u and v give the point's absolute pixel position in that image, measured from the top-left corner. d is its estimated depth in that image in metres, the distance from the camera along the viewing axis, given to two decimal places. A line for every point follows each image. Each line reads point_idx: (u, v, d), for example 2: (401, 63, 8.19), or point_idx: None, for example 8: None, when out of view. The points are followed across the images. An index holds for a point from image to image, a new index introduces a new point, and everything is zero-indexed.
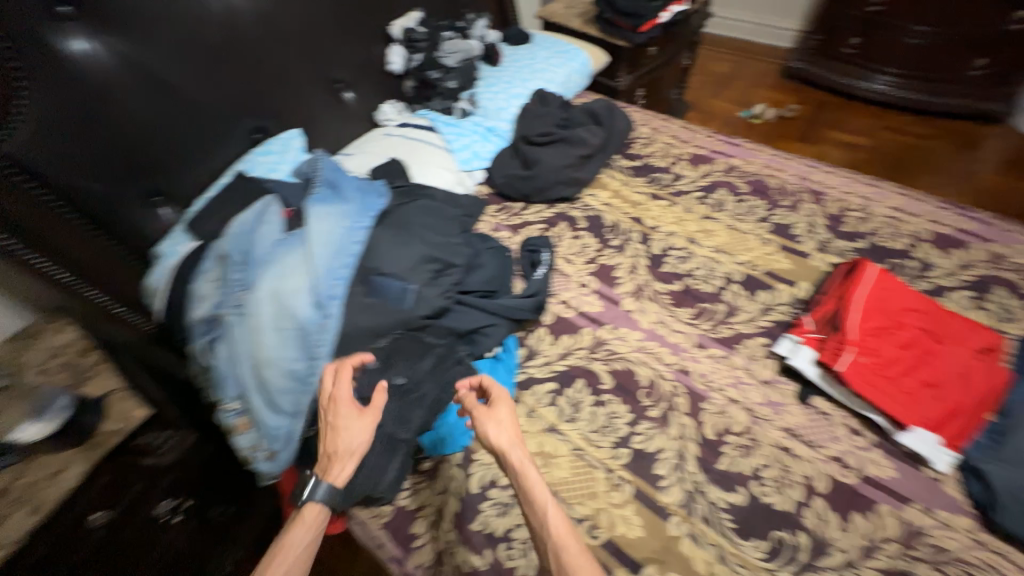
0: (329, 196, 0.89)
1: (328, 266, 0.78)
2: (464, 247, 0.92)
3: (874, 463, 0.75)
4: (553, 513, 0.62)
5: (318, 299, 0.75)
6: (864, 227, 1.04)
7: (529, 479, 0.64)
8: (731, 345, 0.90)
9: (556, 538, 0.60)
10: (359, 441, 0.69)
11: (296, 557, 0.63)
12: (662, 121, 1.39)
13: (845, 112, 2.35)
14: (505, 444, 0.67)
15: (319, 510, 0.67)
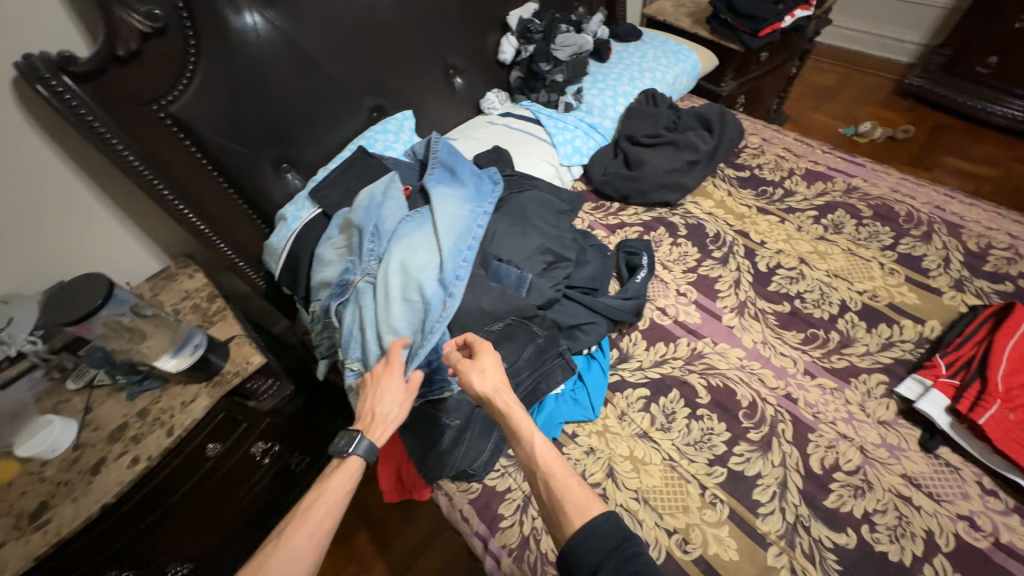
0: (447, 177, 0.95)
1: (454, 247, 0.84)
2: (574, 244, 0.97)
3: (1012, 530, 0.68)
4: (541, 447, 0.58)
5: (444, 276, 0.81)
6: (1011, 269, 0.93)
7: (515, 417, 0.60)
8: (846, 378, 0.84)
9: (543, 469, 0.56)
10: (394, 410, 0.68)
11: (325, 513, 0.58)
12: (773, 132, 1.32)
13: (968, 139, 2.11)
14: (489, 389, 0.62)
15: (356, 470, 0.62)
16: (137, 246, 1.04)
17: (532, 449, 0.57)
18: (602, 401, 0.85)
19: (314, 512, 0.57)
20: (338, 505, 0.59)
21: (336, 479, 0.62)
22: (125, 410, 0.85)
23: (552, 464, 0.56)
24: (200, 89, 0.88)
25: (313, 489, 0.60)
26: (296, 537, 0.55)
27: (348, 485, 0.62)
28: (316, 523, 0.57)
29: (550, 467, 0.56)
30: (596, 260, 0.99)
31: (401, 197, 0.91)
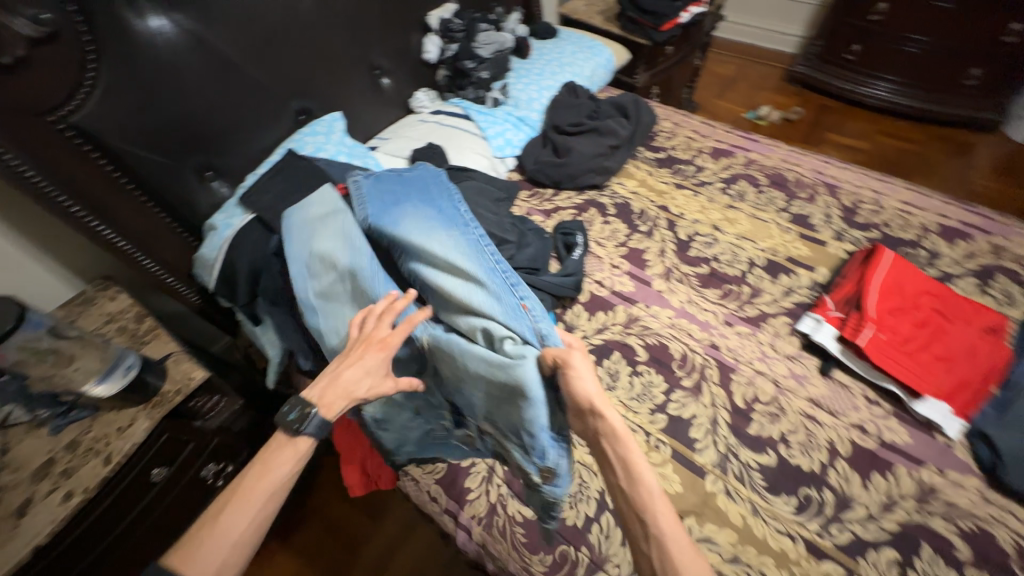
0: (401, 197, 0.89)
1: (486, 265, 0.80)
2: (513, 229, 1.04)
3: (891, 429, 0.82)
4: (655, 497, 0.54)
5: (505, 292, 0.77)
6: (876, 218, 1.11)
7: (631, 452, 0.56)
8: (757, 323, 0.96)
9: (656, 522, 0.53)
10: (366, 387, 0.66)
11: (277, 488, 0.59)
12: (682, 116, 1.46)
13: (846, 117, 2.44)
14: (602, 409, 0.59)
15: (306, 446, 0.62)
16: (44, 271, 0.96)
17: (648, 497, 0.54)
18: None
19: (258, 491, 0.58)
20: (285, 487, 0.60)
21: (284, 456, 0.61)
22: (50, 445, 0.78)
23: (670, 524, 0.52)
24: (105, 97, 0.83)
25: (257, 464, 0.60)
26: (225, 517, 0.56)
27: (297, 461, 0.62)
28: (247, 507, 0.57)
29: (665, 526, 0.52)
30: (531, 242, 1.05)
31: (365, 246, 0.85)
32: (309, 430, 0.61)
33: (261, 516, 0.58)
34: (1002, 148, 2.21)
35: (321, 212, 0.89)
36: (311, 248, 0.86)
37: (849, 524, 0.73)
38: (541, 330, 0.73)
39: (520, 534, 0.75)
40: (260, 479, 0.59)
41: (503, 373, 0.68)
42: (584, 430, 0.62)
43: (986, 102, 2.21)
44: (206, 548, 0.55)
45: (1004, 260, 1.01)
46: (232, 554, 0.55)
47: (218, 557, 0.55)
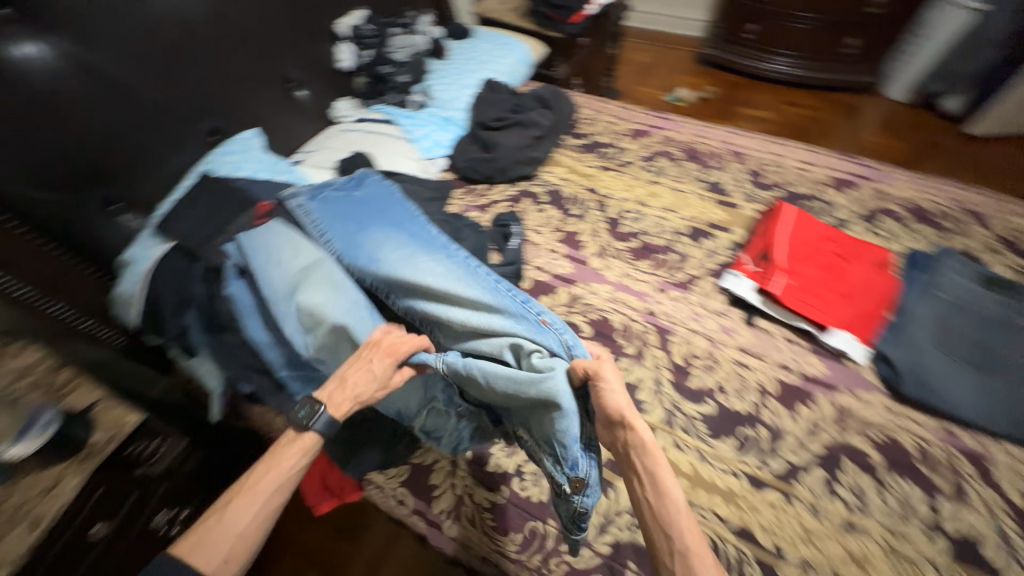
0: (378, 232, 0.95)
1: (493, 291, 0.84)
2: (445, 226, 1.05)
3: (810, 363, 0.90)
4: (680, 514, 0.58)
5: (516, 309, 0.80)
6: (779, 178, 1.22)
7: (660, 467, 0.60)
8: (687, 286, 1.03)
9: (681, 539, 0.57)
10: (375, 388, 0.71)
11: (282, 481, 0.65)
12: (601, 103, 1.53)
13: (753, 92, 2.64)
14: (632, 420, 0.62)
15: (313, 443, 0.67)
16: None
17: (672, 515, 0.58)
18: None
19: (263, 485, 0.64)
20: (288, 481, 0.65)
21: (290, 451, 0.67)
22: None
23: (695, 544, 0.56)
24: None
25: (266, 460, 0.66)
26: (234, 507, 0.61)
27: (302, 455, 0.67)
28: (253, 499, 0.62)
29: (690, 544, 0.56)
30: (466, 236, 1.07)
31: (359, 292, 0.86)
32: (318, 427, 0.67)
33: (266, 508, 0.63)
34: (884, 107, 2.49)
35: (298, 263, 0.88)
36: (297, 301, 0.83)
37: (783, 454, 0.80)
38: (567, 341, 0.73)
39: (488, 518, 0.78)
40: (268, 474, 0.65)
41: (532, 388, 0.66)
42: (613, 441, 0.66)
43: (866, 68, 2.48)
44: (215, 536, 0.60)
45: (886, 202, 1.14)
46: (237, 543, 0.60)
47: (225, 544, 0.59)
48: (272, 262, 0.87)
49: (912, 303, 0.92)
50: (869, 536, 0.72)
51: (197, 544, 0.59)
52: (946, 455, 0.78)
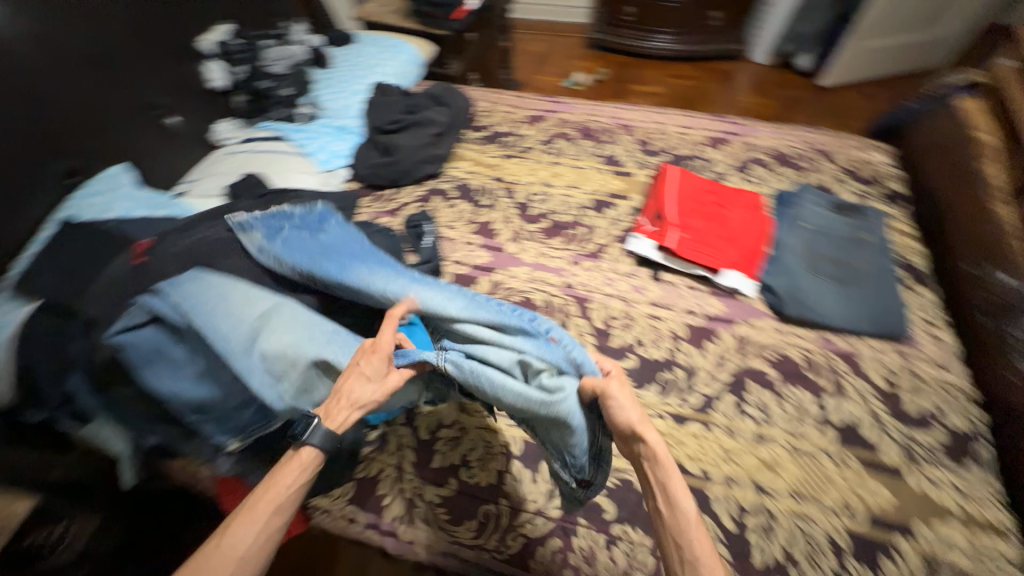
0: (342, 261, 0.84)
1: (492, 310, 0.75)
2: None
3: (711, 304, 1.00)
4: (694, 528, 0.57)
5: (514, 321, 0.73)
6: (664, 144, 1.33)
7: (672, 479, 0.60)
8: (597, 255, 1.10)
9: (694, 554, 0.56)
10: (374, 395, 0.68)
11: (282, 500, 0.62)
12: (496, 94, 1.56)
13: (641, 69, 2.83)
14: (644, 433, 0.60)
15: (312, 459, 0.65)
16: None
17: (685, 530, 0.57)
18: None
19: (261, 506, 0.60)
20: (287, 502, 0.62)
21: (287, 470, 0.64)
22: None
23: (709, 556, 0.56)
24: None
25: (265, 480, 0.63)
26: (233, 531, 0.58)
27: (302, 472, 0.64)
28: (253, 523, 0.59)
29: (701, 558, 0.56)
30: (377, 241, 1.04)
31: (335, 326, 0.79)
32: (313, 443, 0.64)
33: (268, 529, 0.60)
34: (752, 70, 2.78)
35: (255, 310, 0.77)
36: (261, 349, 0.73)
37: (698, 388, 0.89)
38: (576, 358, 0.68)
39: (440, 513, 0.78)
40: (269, 494, 0.62)
41: (543, 409, 0.64)
42: (626, 452, 0.64)
43: (731, 37, 2.75)
44: (216, 562, 0.57)
45: (754, 152, 1.29)
46: (239, 567, 0.57)
47: (228, 567, 0.57)
48: (222, 313, 0.75)
49: (784, 236, 1.05)
50: (775, 442, 0.82)
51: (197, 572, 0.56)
52: (826, 359, 0.91)
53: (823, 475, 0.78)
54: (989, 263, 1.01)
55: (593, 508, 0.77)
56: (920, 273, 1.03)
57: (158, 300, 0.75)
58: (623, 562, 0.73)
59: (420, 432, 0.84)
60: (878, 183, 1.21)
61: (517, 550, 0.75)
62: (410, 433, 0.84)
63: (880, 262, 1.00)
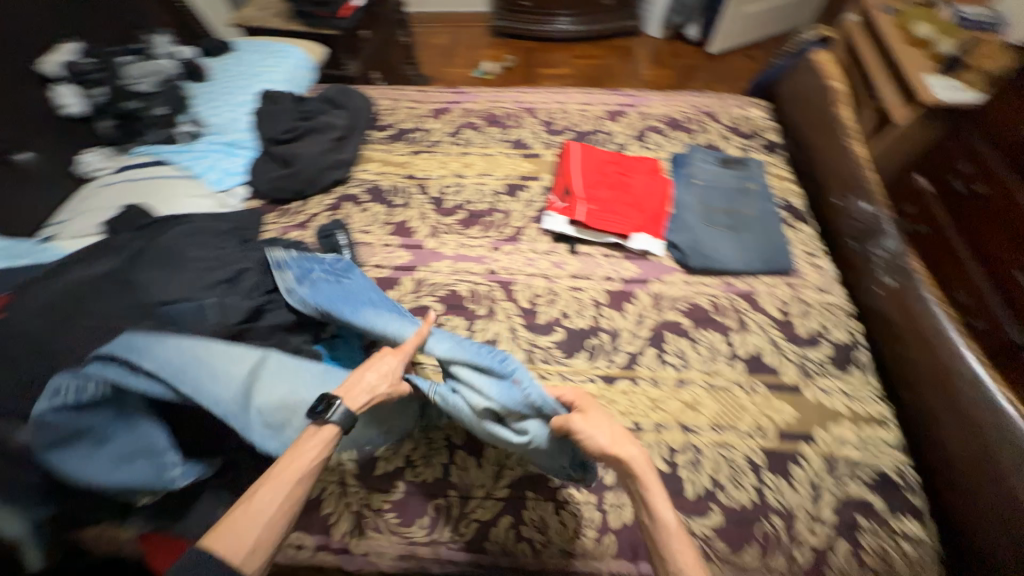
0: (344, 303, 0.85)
1: (475, 353, 0.78)
2: (254, 251, 0.96)
3: (626, 268, 1.06)
4: (675, 535, 0.63)
5: (490, 363, 0.76)
6: (567, 122, 1.37)
7: (653, 493, 0.66)
8: (516, 238, 1.12)
9: (678, 558, 0.61)
10: (383, 386, 0.73)
11: (304, 471, 0.62)
12: (397, 91, 1.53)
13: (547, 52, 2.88)
14: (617, 449, 0.67)
15: (331, 437, 0.66)
16: None
17: (667, 536, 0.63)
18: (361, 358, 0.88)
19: (280, 476, 0.61)
20: (309, 473, 0.63)
21: (309, 442, 0.65)
22: None
23: (691, 557, 0.61)
24: None
25: (286, 452, 0.64)
26: (259, 498, 0.59)
27: (321, 447, 0.65)
28: (277, 491, 0.60)
29: (682, 560, 0.61)
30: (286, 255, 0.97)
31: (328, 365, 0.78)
32: (337, 419, 0.66)
33: (291, 499, 0.60)
34: (648, 44, 2.93)
35: (243, 367, 0.73)
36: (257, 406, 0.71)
37: (623, 348, 0.94)
38: (534, 400, 0.72)
39: (391, 517, 0.77)
40: (293, 465, 0.62)
41: (511, 441, 0.73)
42: None
43: (625, 14, 2.87)
44: (242, 524, 0.57)
45: (649, 121, 1.37)
46: (262, 537, 0.57)
47: (253, 537, 0.56)
48: (209, 376, 0.70)
49: (682, 196, 1.14)
50: (694, 384, 0.89)
51: (220, 541, 0.55)
52: (729, 301, 1.00)
53: (737, 404, 0.87)
54: (851, 194, 1.16)
55: (539, 479, 0.80)
56: (799, 211, 1.15)
57: (126, 369, 0.67)
58: (573, 523, 0.76)
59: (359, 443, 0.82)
60: (757, 136, 1.33)
61: (472, 536, 0.76)
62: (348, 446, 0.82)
63: (764, 207, 1.11)
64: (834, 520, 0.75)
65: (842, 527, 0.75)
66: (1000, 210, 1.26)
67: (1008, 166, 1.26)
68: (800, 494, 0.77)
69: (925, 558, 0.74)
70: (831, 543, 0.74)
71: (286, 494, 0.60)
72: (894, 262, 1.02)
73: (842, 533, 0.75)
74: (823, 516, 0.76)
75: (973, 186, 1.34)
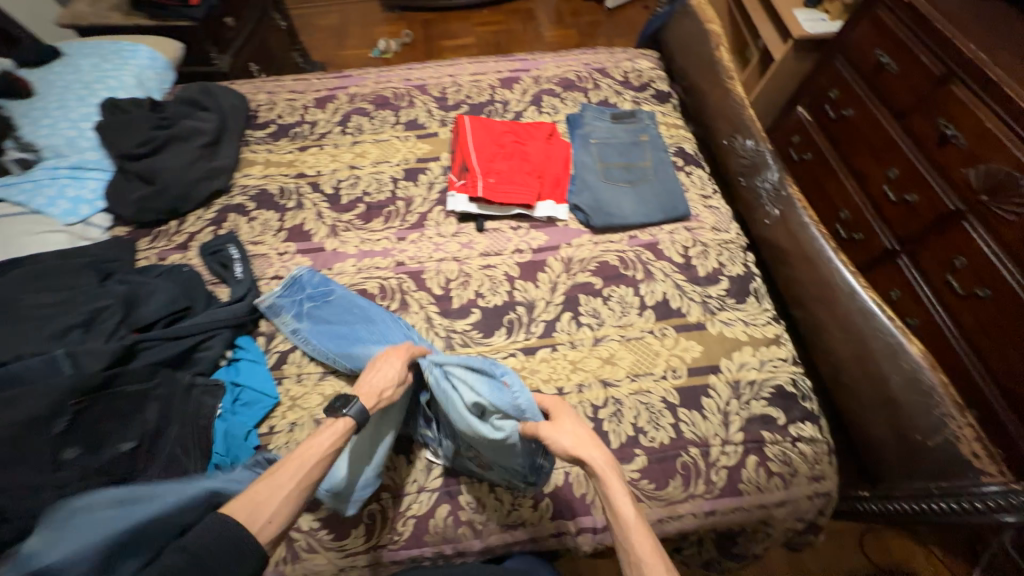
0: (342, 339, 0.88)
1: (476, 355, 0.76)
2: (117, 287, 0.86)
3: (534, 238, 1.06)
4: (635, 532, 0.60)
5: (484, 361, 0.74)
6: (460, 95, 1.32)
7: (614, 494, 0.63)
8: (421, 225, 1.08)
9: (636, 553, 0.58)
10: (392, 387, 0.74)
11: (324, 455, 0.63)
12: (273, 82, 1.39)
13: (445, 22, 2.75)
14: (581, 449, 0.66)
15: (344, 428, 0.67)
16: None
17: (626, 532, 0.60)
18: (269, 380, 0.86)
19: (299, 458, 0.62)
20: (330, 459, 0.64)
21: (326, 430, 0.66)
22: None
23: (650, 553, 0.58)
24: None
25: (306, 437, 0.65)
26: (279, 474, 0.59)
27: (340, 438, 0.66)
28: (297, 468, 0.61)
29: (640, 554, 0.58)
30: (160, 284, 0.89)
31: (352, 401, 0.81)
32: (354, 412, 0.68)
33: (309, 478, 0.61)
34: (547, 3, 2.87)
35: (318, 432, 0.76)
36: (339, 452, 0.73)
37: (540, 318, 0.95)
38: (520, 403, 0.68)
39: (322, 534, 0.75)
40: (315, 445, 0.64)
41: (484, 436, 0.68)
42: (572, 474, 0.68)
43: None
44: (263, 496, 0.57)
45: (543, 84, 1.34)
46: (277, 513, 0.56)
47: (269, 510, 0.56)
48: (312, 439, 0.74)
49: (581, 157, 1.14)
50: (610, 340, 0.92)
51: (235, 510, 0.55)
52: (635, 254, 1.03)
53: (650, 351, 0.90)
54: (737, 134, 1.21)
55: None
56: (692, 156, 1.19)
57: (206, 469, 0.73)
58: (508, 496, 0.78)
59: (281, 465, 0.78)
60: (648, 87, 1.35)
61: (410, 533, 0.76)
62: None
63: (657, 157, 1.14)
64: (743, 439, 0.82)
65: (750, 444, 0.82)
66: (865, 129, 1.37)
67: (869, 87, 1.37)
68: (713, 422, 0.83)
69: (821, 455, 0.83)
70: (742, 461, 0.81)
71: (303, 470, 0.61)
72: (777, 192, 1.09)
73: (750, 449, 0.81)
74: (734, 438, 0.82)
75: (843, 110, 1.44)
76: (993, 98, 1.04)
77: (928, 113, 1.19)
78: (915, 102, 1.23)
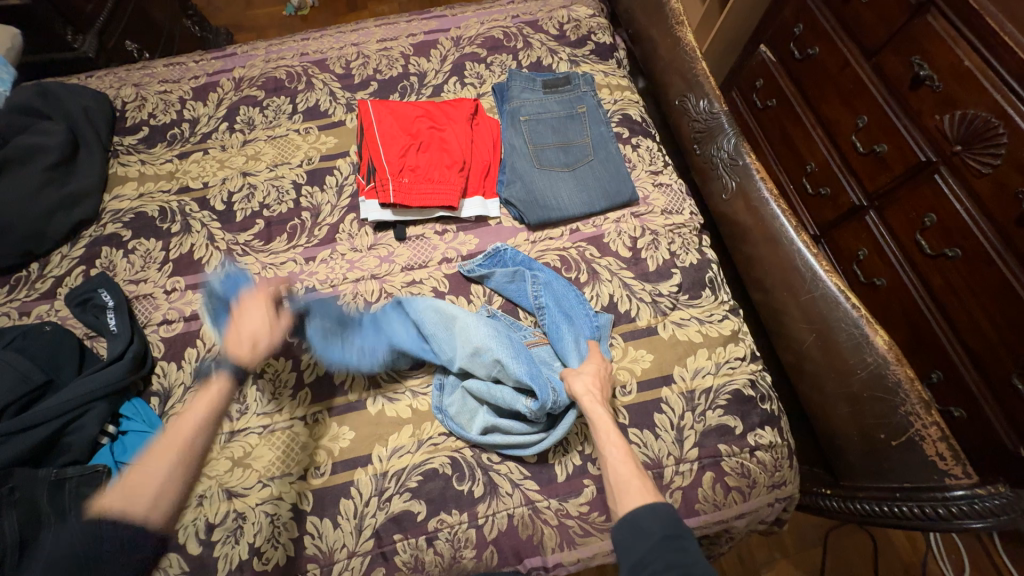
0: (508, 341, 0.78)
1: (496, 428, 0.76)
2: None
3: (462, 243, 0.93)
4: (612, 444, 0.65)
5: (485, 420, 0.76)
6: (368, 70, 1.12)
7: (598, 423, 0.68)
8: (332, 238, 0.93)
9: (618, 471, 0.63)
10: (263, 331, 0.74)
11: (199, 420, 0.71)
12: (140, 71, 1.15)
13: None
14: (582, 390, 0.71)
15: (218, 391, 0.72)
16: None
17: (607, 452, 0.65)
18: None
19: (183, 433, 0.69)
20: (202, 431, 0.71)
21: (202, 399, 0.71)
22: None
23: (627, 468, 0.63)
24: None
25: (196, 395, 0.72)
26: (159, 450, 0.67)
27: (211, 406, 0.71)
28: (177, 441, 0.68)
29: (609, 452, 0.65)
30: (3, 359, 0.74)
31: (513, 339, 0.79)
32: (225, 375, 0.73)
33: (191, 446, 0.70)
34: None
35: (473, 341, 0.77)
36: (479, 351, 0.76)
37: None
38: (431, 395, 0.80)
39: None
40: (195, 414, 0.70)
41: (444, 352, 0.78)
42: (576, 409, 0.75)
43: None
44: (143, 477, 0.65)
45: (465, 48, 1.14)
46: (160, 493, 0.66)
47: (158, 477, 0.66)
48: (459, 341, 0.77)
49: (510, 139, 0.99)
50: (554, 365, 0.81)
51: (115, 501, 0.63)
52: (578, 251, 0.91)
53: None
54: (690, 93, 1.06)
55: (404, 518, 0.72)
56: (638, 123, 1.04)
57: None
58: (449, 549, 0.71)
59: (187, 548, 0.70)
60: (587, 41, 1.16)
61: None
62: (175, 557, 0.69)
63: (598, 132, 0.99)
64: (698, 456, 0.76)
65: (706, 460, 0.76)
66: (833, 71, 1.22)
67: (838, 20, 1.20)
68: (666, 441, 0.76)
69: (780, 460, 0.77)
70: (698, 478, 0.75)
71: (177, 448, 0.68)
72: (733, 161, 0.96)
73: (706, 465, 0.75)
74: (688, 455, 0.75)
75: (809, 49, 1.28)
76: (972, 29, 0.90)
77: (900, 48, 1.05)
78: (886, 38, 1.08)
